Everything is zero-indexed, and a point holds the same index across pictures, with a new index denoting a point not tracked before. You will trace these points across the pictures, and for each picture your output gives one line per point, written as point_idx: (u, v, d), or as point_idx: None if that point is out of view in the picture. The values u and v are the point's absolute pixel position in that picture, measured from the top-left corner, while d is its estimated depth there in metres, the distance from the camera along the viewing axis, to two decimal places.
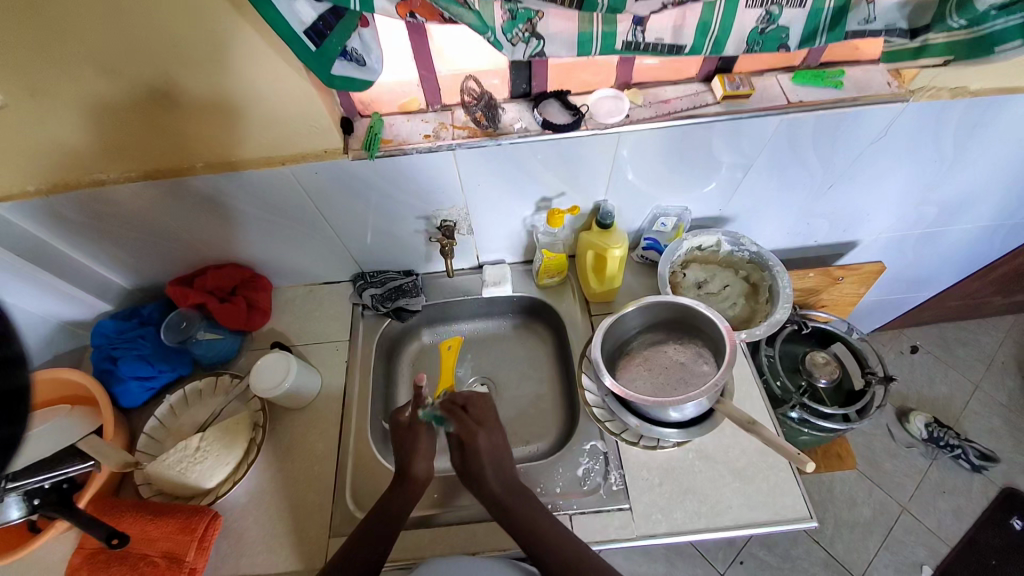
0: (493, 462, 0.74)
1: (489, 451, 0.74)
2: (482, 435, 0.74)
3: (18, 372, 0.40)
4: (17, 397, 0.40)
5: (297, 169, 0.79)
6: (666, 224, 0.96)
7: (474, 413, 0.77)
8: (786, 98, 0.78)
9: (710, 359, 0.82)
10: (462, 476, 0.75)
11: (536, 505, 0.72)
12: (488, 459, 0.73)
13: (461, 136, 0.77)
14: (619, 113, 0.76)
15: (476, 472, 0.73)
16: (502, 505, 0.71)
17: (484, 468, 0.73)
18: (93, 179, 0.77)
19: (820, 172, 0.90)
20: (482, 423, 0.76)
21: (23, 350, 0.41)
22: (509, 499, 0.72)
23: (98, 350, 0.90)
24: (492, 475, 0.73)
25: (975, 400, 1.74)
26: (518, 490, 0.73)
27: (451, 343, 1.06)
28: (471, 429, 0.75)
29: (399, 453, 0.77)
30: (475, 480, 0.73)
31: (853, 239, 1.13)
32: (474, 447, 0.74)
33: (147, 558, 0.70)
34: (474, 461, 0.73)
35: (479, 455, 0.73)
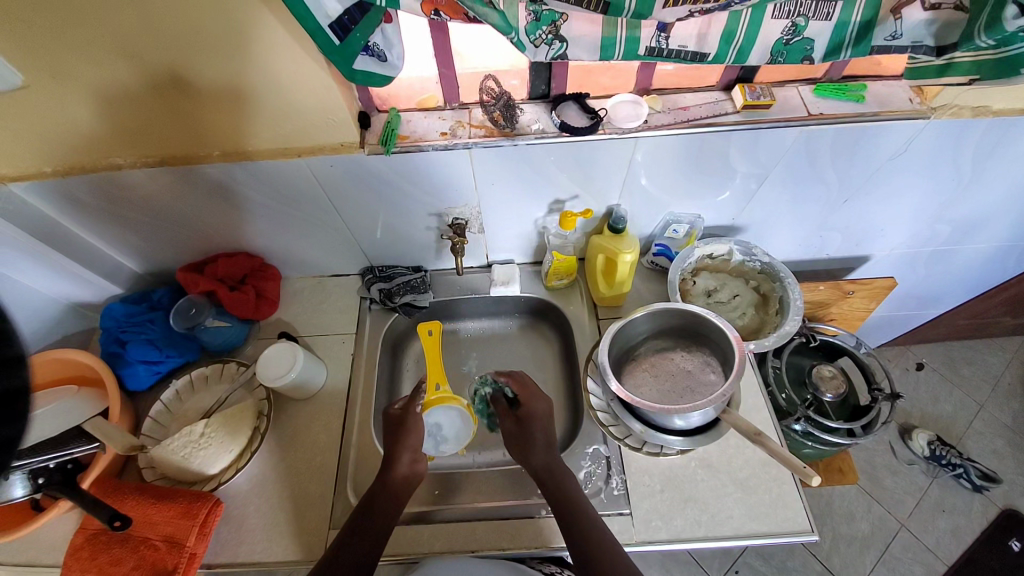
0: (546, 434, 0.80)
1: (545, 421, 0.81)
2: (542, 400, 0.83)
3: (18, 373, 0.35)
4: (17, 399, 0.35)
5: (314, 161, 0.79)
6: (677, 232, 0.95)
7: (533, 387, 0.85)
8: (807, 109, 0.77)
9: (717, 368, 0.82)
10: (513, 441, 0.80)
11: (576, 485, 0.75)
12: (541, 425, 0.80)
13: (477, 135, 0.77)
14: (637, 119, 0.75)
15: (528, 438, 0.79)
16: (547, 477, 0.75)
17: (538, 434, 0.79)
18: (110, 163, 0.78)
19: (836, 186, 0.90)
20: (537, 395, 0.83)
21: (23, 351, 0.37)
22: (554, 472, 0.75)
23: (107, 333, 0.91)
24: (541, 448, 0.78)
25: (980, 420, 1.73)
26: (561, 467, 0.76)
27: (429, 329, 0.92)
28: (530, 392, 0.83)
29: (398, 449, 0.77)
30: (525, 448, 0.78)
31: (865, 254, 1.13)
32: (533, 415, 0.81)
33: (148, 541, 0.71)
34: (529, 426, 0.80)
35: (535, 421, 0.80)
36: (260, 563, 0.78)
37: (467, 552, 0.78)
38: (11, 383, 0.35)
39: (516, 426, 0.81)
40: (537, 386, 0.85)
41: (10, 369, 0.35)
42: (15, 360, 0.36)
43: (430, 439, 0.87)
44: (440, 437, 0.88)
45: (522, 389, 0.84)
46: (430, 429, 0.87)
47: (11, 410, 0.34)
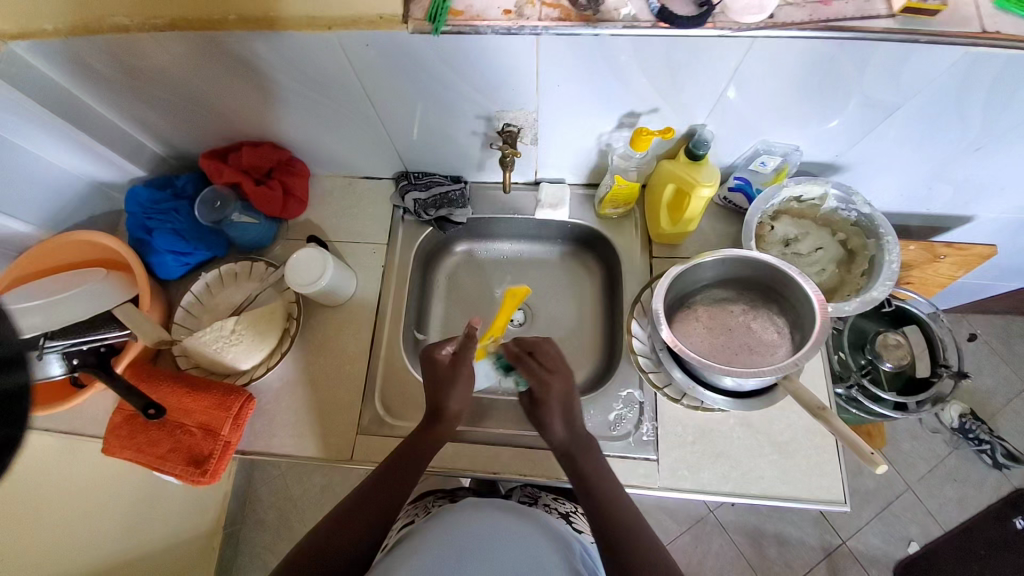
0: (563, 416, 0.70)
1: (558, 406, 0.70)
2: (553, 388, 0.70)
3: (16, 373, 0.34)
4: (15, 399, 0.34)
5: (346, 36, 0.65)
6: (766, 164, 0.81)
7: (549, 375, 0.70)
8: (980, 25, 0.58)
9: (782, 328, 0.74)
10: (529, 418, 0.73)
11: (601, 456, 0.71)
12: (557, 413, 0.70)
13: (550, 17, 0.61)
14: (761, 12, 0.57)
15: (543, 422, 0.70)
16: (569, 453, 0.69)
17: (552, 418, 0.70)
18: (114, 23, 0.66)
19: (983, 127, 0.71)
20: (554, 378, 0.70)
21: (19, 349, 0.35)
22: (576, 449, 0.69)
23: (133, 218, 0.87)
24: (560, 427, 0.70)
25: (1021, 399, 1.64)
26: (584, 445, 0.70)
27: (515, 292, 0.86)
28: (543, 380, 0.70)
29: (443, 395, 0.71)
30: (541, 426, 0.71)
31: (972, 213, 0.96)
32: (545, 399, 0.70)
33: (184, 427, 0.73)
34: (542, 411, 0.70)
35: (547, 406, 0.70)
36: (290, 458, 0.81)
37: (489, 474, 0.79)
38: (8, 384, 0.34)
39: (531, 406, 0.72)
40: (553, 368, 0.71)
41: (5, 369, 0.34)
42: (4, 361, 0.34)
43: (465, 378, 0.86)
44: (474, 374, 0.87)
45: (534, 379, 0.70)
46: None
47: (9, 410, 0.34)
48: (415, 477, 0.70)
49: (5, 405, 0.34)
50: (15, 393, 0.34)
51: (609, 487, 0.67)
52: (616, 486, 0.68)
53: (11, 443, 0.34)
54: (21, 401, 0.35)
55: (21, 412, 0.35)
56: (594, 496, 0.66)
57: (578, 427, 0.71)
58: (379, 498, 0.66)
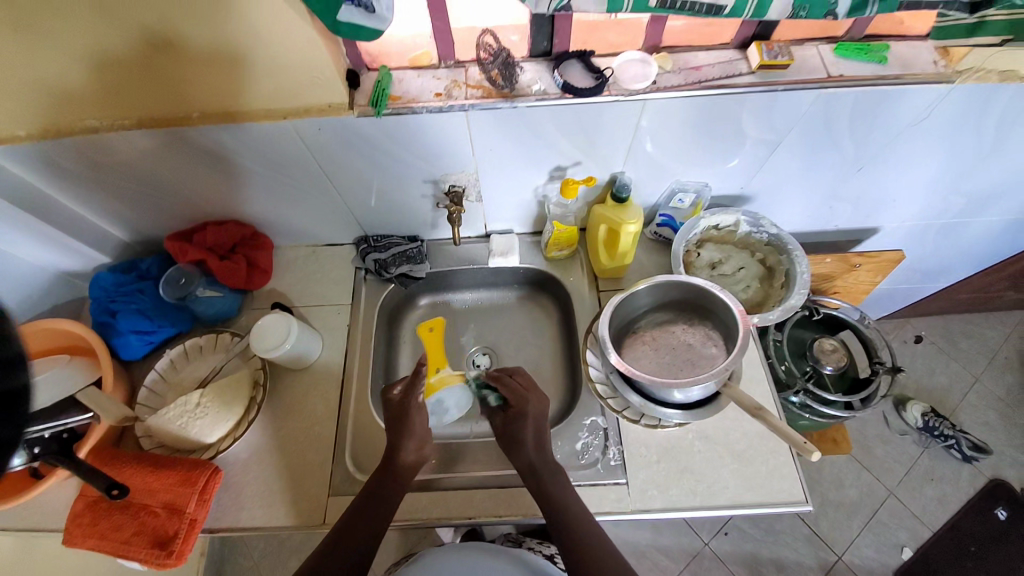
0: (535, 434, 0.77)
1: (532, 422, 0.78)
2: (529, 403, 0.80)
3: (17, 372, 0.35)
4: (17, 399, 0.34)
5: (300, 124, 0.75)
6: (683, 201, 0.92)
7: (525, 393, 0.81)
8: (827, 70, 0.72)
9: (719, 341, 0.81)
10: (502, 439, 0.79)
11: (565, 479, 0.75)
12: (531, 430, 0.77)
13: (474, 96, 0.73)
14: (645, 80, 0.71)
15: (517, 438, 0.77)
16: (536, 476, 0.74)
17: (527, 435, 0.77)
18: (86, 126, 0.73)
19: (852, 153, 0.85)
20: (528, 395, 0.81)
21: (20, 351, 0.36)
22: (544, 470, 0.74)
23: (96, 303, 0.89)
24: (531, 445, 0.76)
25: (973, 392, 1.74)
26: (550, 466, 0.75)
27: (431, 325, 0.99)
28: (520, 397, 0.81)
29: (398, 437, 0.77)
30: (514, 445, 0.77)
31: (874, 226, 1.09)
32: (522, 415, 0.79)
33: (149, 508, 0.72)
34: (517, 427, 0.78)
35: (522, 422, 0.78)
36: (262, 529, 0.79)
37: (466, 519, 0.79)
38: (11, 382, 0.34)
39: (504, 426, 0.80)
40: (528, 389, 0.82)
41: (10, 368, 0.34)
42: (6, 361, 0.34)
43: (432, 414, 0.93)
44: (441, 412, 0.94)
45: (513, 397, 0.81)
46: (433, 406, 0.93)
47: (12, 410, 0.34)
48: (384, 521, 0.71)
49: (9, 403, 0.34)
50: (15, 394, 0.34)
51: (572, 506, 0.71)
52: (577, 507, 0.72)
53: (11, 443, 0.33)
54: (22, 402, 0.35)
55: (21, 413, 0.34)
56: (560, 517, 0.70)
57: (546, 447, 0.77)
58: (348, 552, 0.68)
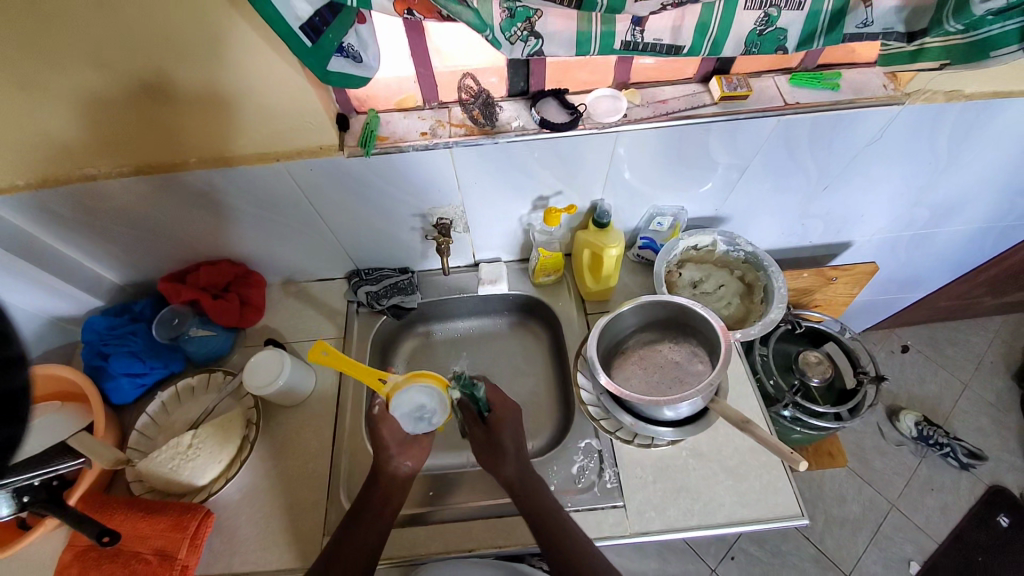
0: (517, 443, 0.78)
1: (513, 426, 0.80)
2: (504, 416, 0.80)
3: (17, 373, 0.38)
4: (16, 399, 0.37)
5: (293, 165, 0.78)
6: (662, 224, 0.96)
7: (503, 393, 0.83)
8: (783, 99, 0.78)
9: (704, 358, 0.83)
10: (483, 451, 0.78)
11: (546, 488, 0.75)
12: (511, 435, 0.78)
13: (458, 134, 0.77)
14: (617, 113, 0.76)
15: (499, 446, 0.77)
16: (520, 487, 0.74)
17: (508, 442, 0.78)
18: (83, 174, 0.76)
19: (816, 175, 0.91)
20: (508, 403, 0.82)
21: (24, 351, 0.39)
22: (523, 481, 0.75)
23: (88, 347, 0.89)
24: (513, 457, 0.76)
25: (963, 399, 1.76)
26: (534, 478, 0.76)
27: (323, 348, 0.75)
28: (502, 401, 0.82)
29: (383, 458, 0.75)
30: (497, 455, 0.77)
31: (847, 240, 1.14)
32: (501, 427, 0.79)
33: (139, 556, 0.70)
34: (500, 433, 0.78)
35: (503, 427, 0.79)
36: (255, 573, 0.77)
37: (464, 552, 0.78)
38: (10, 384, 0.37)
39: (485, 434, 0.79)
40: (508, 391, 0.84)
41: (9, 370, 0.37)
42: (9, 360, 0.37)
43: (419, 423, 0.76)
44: (426, 415, 0.76)
45: (496, 399, 0.81)
46: (414, 414, 0.76)
47: (10, 410, 0.37)
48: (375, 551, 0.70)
49: (8, 403, 0.37)
50: (16, 394, 0.37)
51: (558, 518, 0.71)
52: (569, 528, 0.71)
53: (9, 442, 0.37)
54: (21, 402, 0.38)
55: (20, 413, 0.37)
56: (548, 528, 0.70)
57: (523, 457, 0.77)
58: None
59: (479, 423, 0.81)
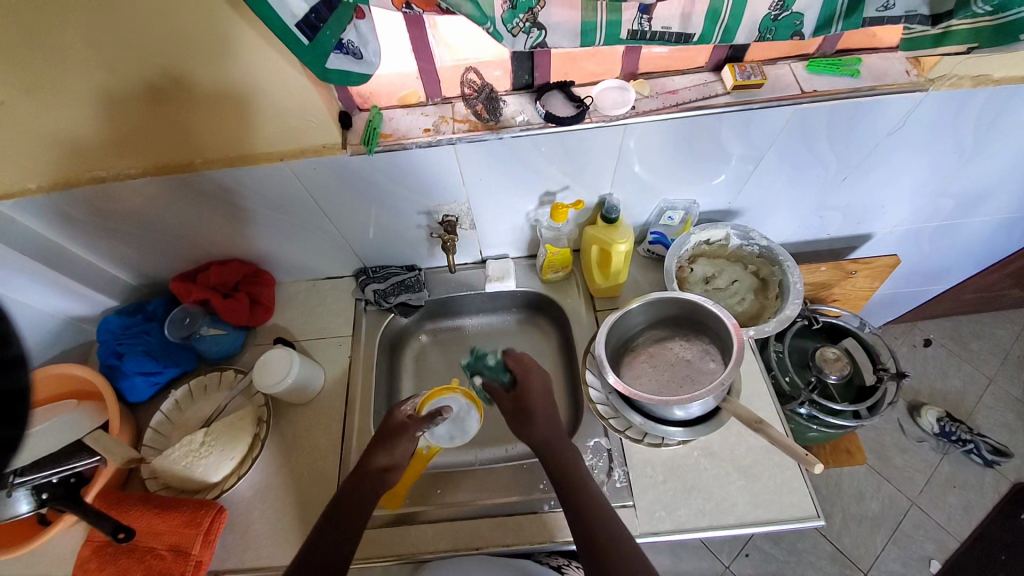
0: (545, 407, 0.78)
1: (540, 394, 0.79)
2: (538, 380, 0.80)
3: (18, 374, 0.38)
4: (19, 399, 0.38)
5: (298, 165, 0.78)
6: (673, 218, 0.94)
7: (526, 361, 0.83)
8: (800, 87, 0.75)
9: (717, 356, 0.80)
10: (511, 419, 0.78)
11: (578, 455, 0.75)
12: (542, 403, 0.78)
13: (461, 130, 0.76)
14: (625, 106, 0.74)
15: (528, 414, 0.77)
16: (549, 450, 0.74)
17: (536, 411, 0.77)
18: (93, 177, 0.77)
19: (834, 166, 0.88)
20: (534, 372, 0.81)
21: (24, 351, 0.39)
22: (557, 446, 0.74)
23: (103, 346, 0.91)
24: (542, 419, 0.76)
25: (989, 394, 1.70)
26: (563, 444, 0.75)
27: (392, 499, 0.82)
28: (524, 371, 0.81)
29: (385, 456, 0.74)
30: (525, 422, 0.76)
31: (867, 232, 1.10)
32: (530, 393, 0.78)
33: (153, 551, 0.71)
34: (527, 404, 0.77)
35: (532, 397, 0.78)
36: (267, 569, 0.78)
37: (472, 550, 0.78)
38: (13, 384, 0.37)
39: (511, 404, 0.79)
40: (532, 358, 0.83)
41: (9, 370, 0.37)
42: (9, 361, 0.38)
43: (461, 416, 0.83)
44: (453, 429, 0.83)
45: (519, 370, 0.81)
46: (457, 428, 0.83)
47: (11, 410, 0.37)
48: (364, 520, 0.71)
49: (11, 403, 0.37)
50: (17, 395, 0.38)
51: (587, 484, 0.71)
52: (601, 503, 0.69)
53: (12, 441, 0.37)
54: (23, 402, 0.38)
55: (21, 414, 0.38)
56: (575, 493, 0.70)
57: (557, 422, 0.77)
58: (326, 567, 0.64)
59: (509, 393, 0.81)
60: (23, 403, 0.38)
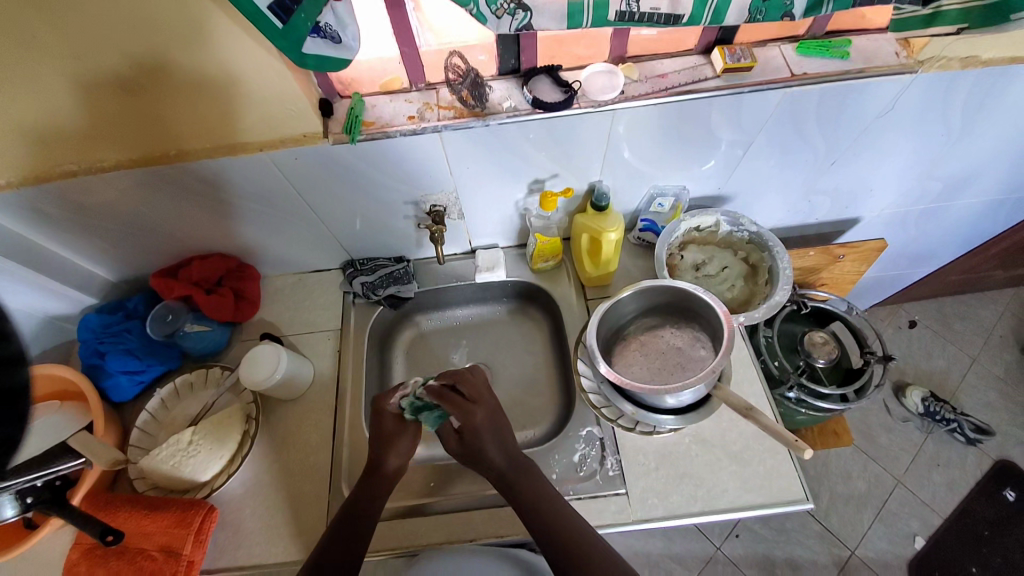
0: (495, 436, 0.75)
1: (489, 426, 0.75)
2: (490, 406, 0.76)
3: (18, 371, 0.39)
4: (18, 397, 0.39)
5: (277, 154, 0.76)
6: (663, 205, 0.93)
7: (473, 380, 0.77)
8: (790, 70, 0.74)
9: (707, 343, 0.81)
10: (463, 456, 0.76)
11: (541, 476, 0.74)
12: (490, 438, 0.74)
13: (447, 117, 0.74)
14: (614, 90, 0.72)
15: (478, 451, 0.74)
16: (509, 481, 0.73)
17: (486, 444, 0.74)
18: (63, 171, 0.74)
19: (823, 150, 0.87)
20: (478, 402, 0.75)
21: (24, 348, 0.40)
22: (515, 474, 0.73)
23: (84, 345, 0.88)
24: (494, 451, 0.74)
25: (971, 373, 1.74)
26: (528, 467, 0.74)
27: None
28: (466, 409, 0.74)
29: None
30: (478, 459, 0.74)
31: (856, 216, 1.10)
32: (477, 426, 0.74)
33: (144, 552, 0.70)
34: (477, 442, 0.74)
35: (480, 434, 0.74)
36: (260, 566, 0.78)
37: (466, 542, 0.78)
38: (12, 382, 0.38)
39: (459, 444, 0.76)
40: (481, 377, 0.79)
41: (11, 368, 0.38)
42: (9, 359, 0.38)
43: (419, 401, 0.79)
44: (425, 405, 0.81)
45: (455, 411, 0.73)
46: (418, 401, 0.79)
47: (11, 409, 0.38)
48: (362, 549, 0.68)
49: (10, 401, 0.38)
50: (15, 393, 0.38)
51: (558, 507, 0.70)
52: (572, 519, 0.69)
53: (13, 439, 0.38)
54: (22, 400, 0.39)
55: (23, 412, 0.39)
56: (542, 519, 0.69)
57: (512, 451, 0.75)
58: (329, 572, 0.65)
59: (450, 431, 0.77)
60: (23, 400, 0.39)
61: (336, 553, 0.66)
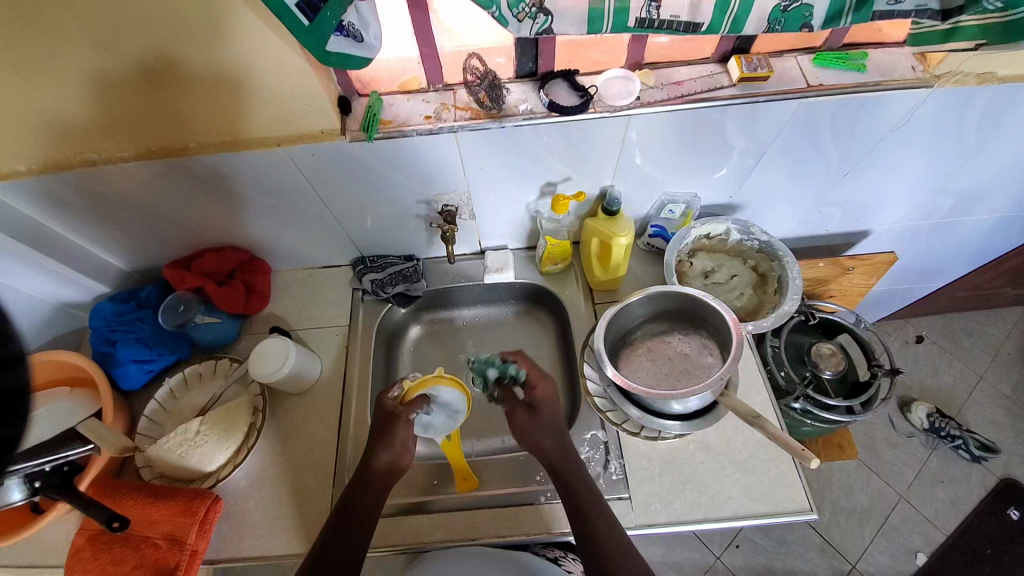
0: (546, 419, 0.76)
1: (546, 404, 0.77)
2: (542, 390, 0.77)
3: (17, 371, 0.37)
4: (18, 396, 0.36)
5: (294, 150, 0.76)
6: (674, 212, 0.94)
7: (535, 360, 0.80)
8: (807, 81, 0.74)
9: (716, 351, 0.81)
10: (517, 434, 0.76)
11: (582, 464, 0.74)
12: (541, 420, 0.76)
13: (463, 118, 0.74)
14: (630, 95, 0.73)
15: (530, 431, 0.75)
16: (554, 467, 0.73)
17: (537, 427, 0.75)
18: (85, 160, 0.75)
19: (837, 162, 0.87)
20: (545, 380, 0.78)
21: (23, 349, 0.38)
22: (561, 460, 0.74)
23: (96, 333, 0.90)
24: (546, 437, 0.75)
25: (978, 391, 1.73)
26: (575, 456, 0.75)
27: (464, 476, 0.83)
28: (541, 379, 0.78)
29: (382, 448, 0.73)
30: (529, 442, 0.75)
31: (866, 228, 1.10)
32: (540, 402, 0.76)
33: (149, 540, 0.71)
34: (533, 420, 0.76)
35: (538, 411, 0.76)
36: (263, 557, 0.78)
37: (468, 541, 0.79)
38: (11, 380, 0.36)
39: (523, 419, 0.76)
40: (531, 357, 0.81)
41: (8, 368, 0.36)
42: (7, 359, 0.36)
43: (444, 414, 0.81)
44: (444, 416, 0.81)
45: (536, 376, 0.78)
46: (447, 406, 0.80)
47: (11, 408, 0.36)
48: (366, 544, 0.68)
49: (10, 401, 0.36)
50: (16, 392, 0.36)
51: (597, 500, 0.71)
52: (603, 514, 0.70)
53: (12, 439, 0.36)
54: (26, 400, 0.37)
55: (21, 411, 0.36)
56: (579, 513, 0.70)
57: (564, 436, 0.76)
58: (333, 565, 0.65)
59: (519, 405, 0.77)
60: (24, 401, 0.37)
61: (339, 547, 0.67)
